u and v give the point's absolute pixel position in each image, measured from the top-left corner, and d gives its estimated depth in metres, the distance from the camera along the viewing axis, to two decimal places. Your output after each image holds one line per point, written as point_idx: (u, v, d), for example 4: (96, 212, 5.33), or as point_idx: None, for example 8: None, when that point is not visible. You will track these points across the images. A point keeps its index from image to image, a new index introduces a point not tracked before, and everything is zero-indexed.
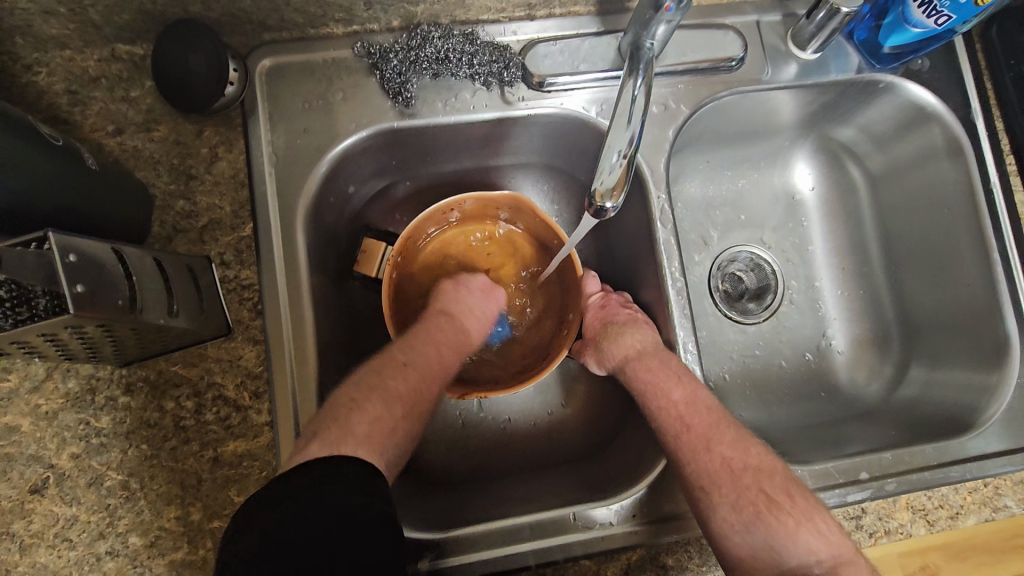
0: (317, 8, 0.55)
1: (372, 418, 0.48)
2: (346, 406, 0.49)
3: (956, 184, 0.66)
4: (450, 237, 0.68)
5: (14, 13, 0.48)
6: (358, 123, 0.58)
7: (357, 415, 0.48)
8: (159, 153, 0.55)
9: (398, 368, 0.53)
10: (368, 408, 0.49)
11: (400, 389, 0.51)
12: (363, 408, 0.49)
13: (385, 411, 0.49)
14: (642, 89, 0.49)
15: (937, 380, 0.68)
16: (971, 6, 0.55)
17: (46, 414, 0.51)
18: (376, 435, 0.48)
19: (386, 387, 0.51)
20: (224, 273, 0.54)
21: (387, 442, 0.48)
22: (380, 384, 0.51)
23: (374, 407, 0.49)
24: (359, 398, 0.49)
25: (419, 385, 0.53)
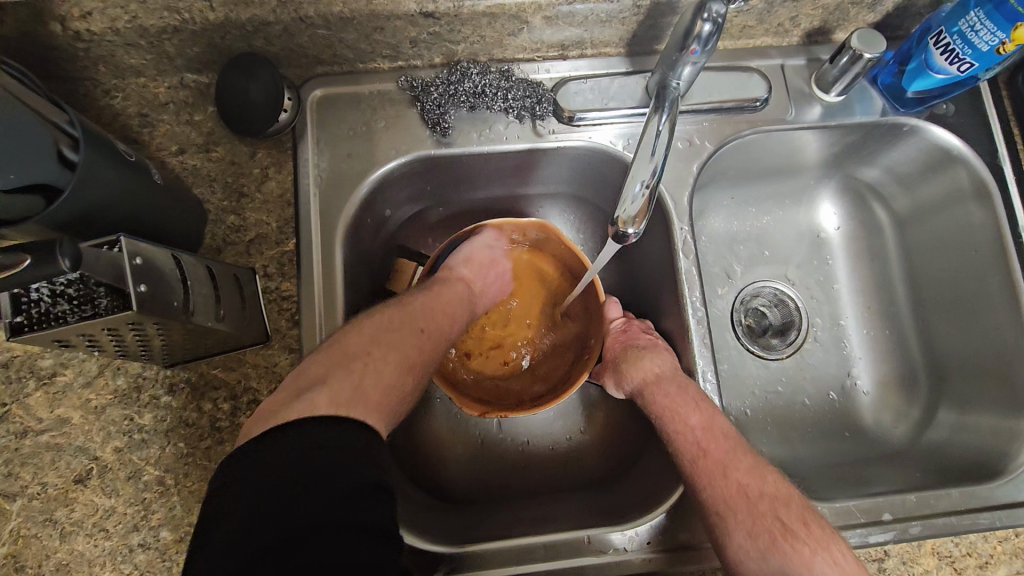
0: (367, 45, 0.60)
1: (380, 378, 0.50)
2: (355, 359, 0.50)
3: (983, 226, 0.66)
4: None
5: (101, 44, 0.54)
6: (398, 150, 0.62)
7: (362, 371, 0.50)
8: (215, 172, 0.60)
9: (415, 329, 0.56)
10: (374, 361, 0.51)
11: (407, 354, 0.54)
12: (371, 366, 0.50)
13: (392, 373, 0.52)
14: (667, 124, 0.52)
15: (967, 423, 0.67)
16: (993, 55, 0.56)
17: (95, 408, 0.54)
18: (380, 396, 0.49)
19: (398, 349, 0.53)
20: (267, 284, 0.58)
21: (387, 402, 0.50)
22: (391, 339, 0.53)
23: (384, 368, 0.51)
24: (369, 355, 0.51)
25: (426, 353, 0.56)
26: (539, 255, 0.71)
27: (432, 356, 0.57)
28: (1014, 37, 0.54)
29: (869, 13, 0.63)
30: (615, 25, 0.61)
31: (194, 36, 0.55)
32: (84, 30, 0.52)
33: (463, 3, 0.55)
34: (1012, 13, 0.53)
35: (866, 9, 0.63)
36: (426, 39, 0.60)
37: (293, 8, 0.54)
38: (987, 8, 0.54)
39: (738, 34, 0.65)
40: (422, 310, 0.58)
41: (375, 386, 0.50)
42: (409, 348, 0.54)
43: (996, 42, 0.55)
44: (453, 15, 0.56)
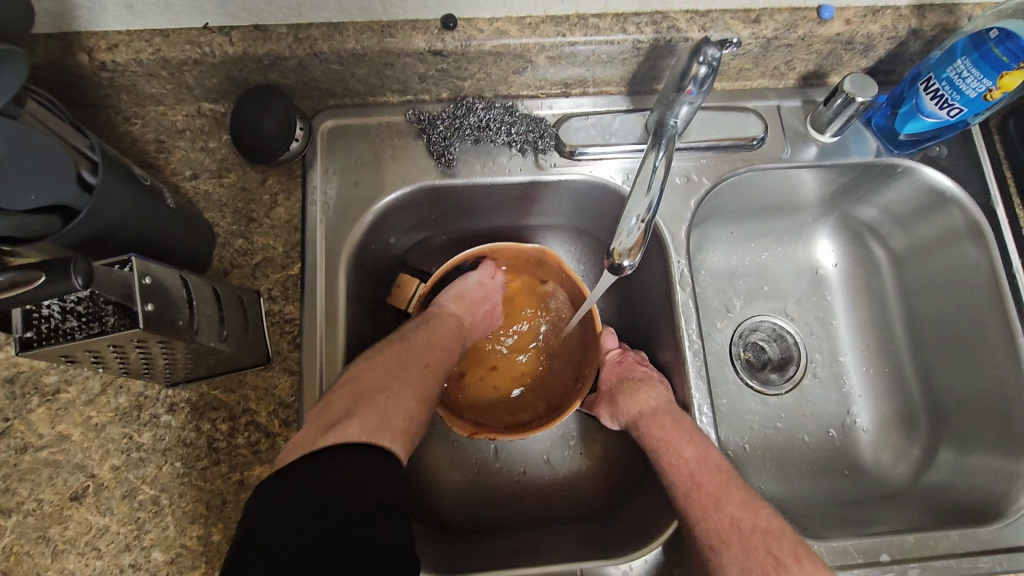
0: (377, 79, 0.62)
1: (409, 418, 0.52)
2: (388, 398, 0.52)
3: (978, 267, 0.67)
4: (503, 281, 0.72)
5: (125, 74, 0.57)
6: (403, 180, 0.64)
7: (393, 408, 0.51)
8: (226, 197, 0.62)
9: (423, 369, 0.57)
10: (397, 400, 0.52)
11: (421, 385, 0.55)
12: (392, 397, 0.52)
13: (416, 411, 0.53)
14: (663, 160, 0.54)
15: (969, 464, 0.66)
16: (981, 100, 0.58)
17: (95, 425, 0.55)
18: (402, 424, 0.51)
19: (411, 383, 0.54)
20: (271, 307, 0.59)
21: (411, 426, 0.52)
22: (407, 378, 0.55)
23: (403, 403, 0.53)
24: (394, 391, 0.53)
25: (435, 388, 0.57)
26: (551, 290, 0.72)
27: (440, 391, 0.58)
28: (999, 84, 0.56)
29: (862, 59, 0.66)
30: (616, 65, 0.63)
31: (213, 68, 0.58)
32: (109, 61, 0.55)
33: (470, 43, 0.58)
34: (997, 62, 0.56)
35: (858, 55, 0.65)
36: (434, 76, 0.62)
37: (308, 44, 0.57)
38: (972, 57, 0.57)
39: (735, 76, 0.67)
40: (427, 348, 0.59)
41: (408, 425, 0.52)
42: (421, 385, 0.55)
43: (983, 88, 0.57)
44: (461, 53, 0.59)
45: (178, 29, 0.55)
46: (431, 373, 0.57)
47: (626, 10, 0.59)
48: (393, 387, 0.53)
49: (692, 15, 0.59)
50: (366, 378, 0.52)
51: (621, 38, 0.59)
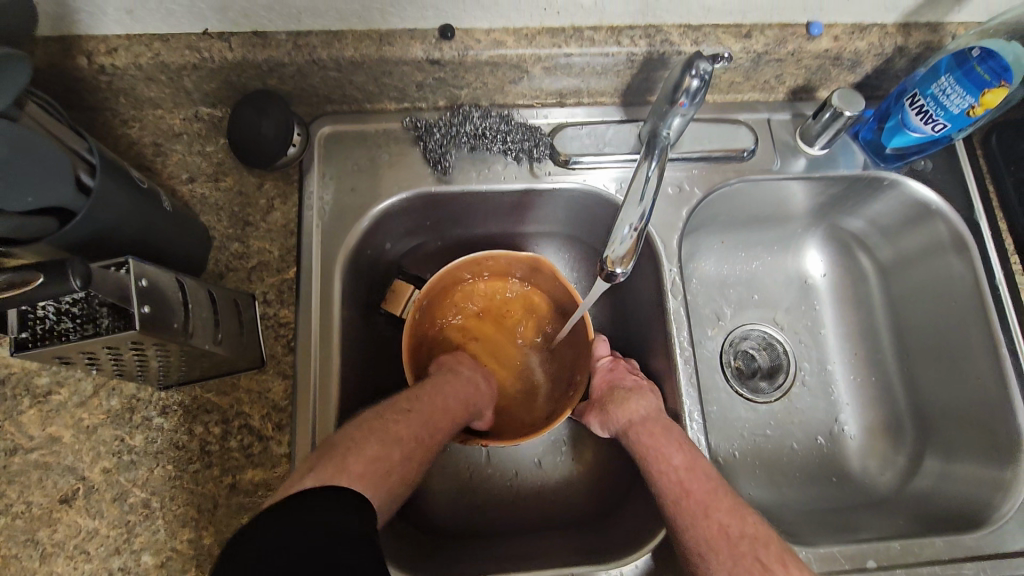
0: (375, 87, 0.63)
1: (381, 472, 0.50)
2: (363, 455, 0.50)
3: (962, 279, 0.68)
4: (493, 292, 0.73)
5: (123, 78, 0.57)
6: (400, 186, 0.65)
7: (363, 463, 0.49)
8: (223, 201, 0.62)
9: (404, 414, 0.55)
10: (367, 449, 0.51)
11: (402, 438, 0.53)
12: (361, 450, 0.50)
13: (391, 464, 0.51)
14: (655, 170, 0.54)
15: (953, 473, 0.67)
16: (964, 116, 0.60)
17: (87, 427, 0.55)
18: (369, 467, 0.50)
19: (384, 431, 0.53)
20: (266, 310, 0.59)
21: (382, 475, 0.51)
22: (383, 426, 0.53)
23: (371, 450, 0.51)
24: (370, 449, 0.51)
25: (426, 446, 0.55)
26: (540, 298, 0.73)
27: (432, 436, 0.56)
28: (981, 101, 0.58)
29: (850, 74, 0.67)
30: (610, 77, 0.64)
31: (212, 74, 0.58)
32: (108, 64, 0.56)
33: (468, 52, 0.59)
34: (980, 79, 0.57)
35: (846, 70, 0.66)
36: (432, 84, 0.63)
37: (307, 51, 0.57)
38: (956, 74, 0.58)
39: (727, 89, 0.69)
40: (411, 395, 0.57)
41: (378, 479, 0.50)
42: (399, 431, 0.54)
43: (966, 105, 0.59)
44: (458, 62, 0.60)
45: (177, 34, 0.56)
46: (413, 417, 0.55)
47: (620, 23, 0.60)
48: (364, 442, 0.51)
49: (685, 30, 0.61)
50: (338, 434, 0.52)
51: (615, 50, 0.60)
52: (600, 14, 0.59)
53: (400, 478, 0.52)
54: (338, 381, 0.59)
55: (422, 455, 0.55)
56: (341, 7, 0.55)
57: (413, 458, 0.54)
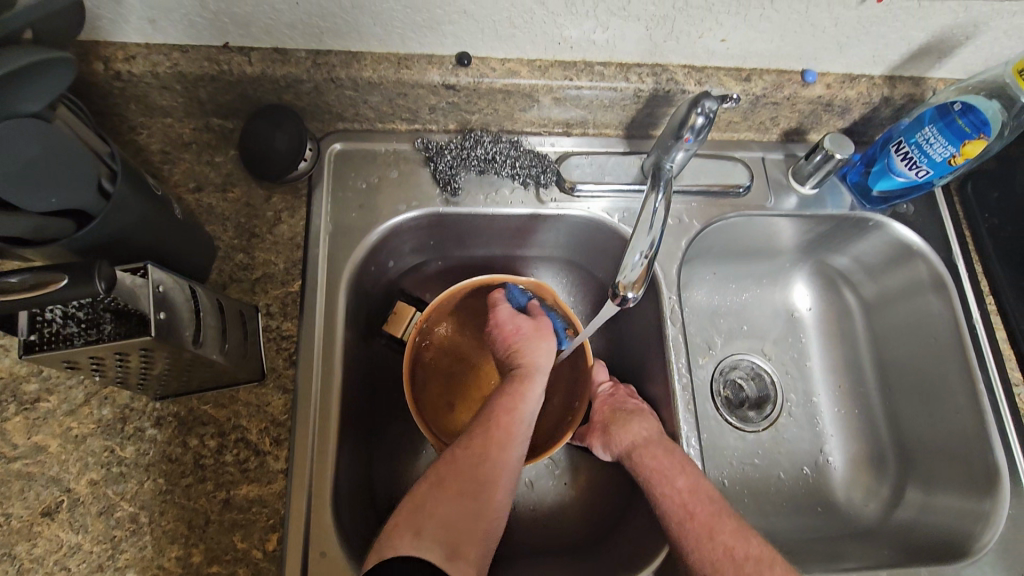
0: (388, 108, 0.64)
1: (430, 520, 0.50)
2: (406, 515, 0.51)
3: (941, 315, 0.71)
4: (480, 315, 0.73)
5: (138, 85, 0.58)
6: (408, 205, 0.66)
7: (406, 519, 0.51)
8: (229, 211, 0.62)
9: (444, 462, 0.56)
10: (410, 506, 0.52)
11: (435, 481, 0.54)
12: (405, 513, 0.52)
13: (433, 509, 0.51)
14: (663, 202, 0.56)
15: (934, 504, 0.69)
16: (946, 164, 0.64)
17: (75, 437, 0.53)
18: (411, 523, 0.50)
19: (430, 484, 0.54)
20: (268, 323, 0.59)
21: (426, 521, 0.51)
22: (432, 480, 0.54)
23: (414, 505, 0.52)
24: (414, 505, 0.52)
25: (468, 466, 0.55)
26: None
27: (463, 471, 0.54)
28: (963, 151, 0.62)
29: (839, 120, 0.71)
30: (616, 110, 0.67)
31: (228, 86, 0.59)
32: (125, 71, 0.56)
33: (483, 79, 0.61)
34: (961, 131, 0.61)
35: (836, 116, 0.70)
36: (444, 107, 0.64)
37: (326, 70, 0.58)
38: (938, 125, 0.62)
39: (724, 128, 0.72)
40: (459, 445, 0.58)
41: (417, 526, 0.50)
42: (437, 479, 0.54)
43: (948, 154, 0.63)
44: (472, 89, 0.61)
45: (197, 45, 0.56)
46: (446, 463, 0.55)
47: (629, 60, 0.63)
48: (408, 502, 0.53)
49: (690, 70, 0.64)
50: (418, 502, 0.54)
51: (623, 86, 0.63)
52: (611, 52, 0.61)
53: (450, 513, 0.51)
54: (339, 397, 0.58)
55: (464, 480, 0.54)
56: (363, 30, 0.56)
57: (453, 491, 0.53)
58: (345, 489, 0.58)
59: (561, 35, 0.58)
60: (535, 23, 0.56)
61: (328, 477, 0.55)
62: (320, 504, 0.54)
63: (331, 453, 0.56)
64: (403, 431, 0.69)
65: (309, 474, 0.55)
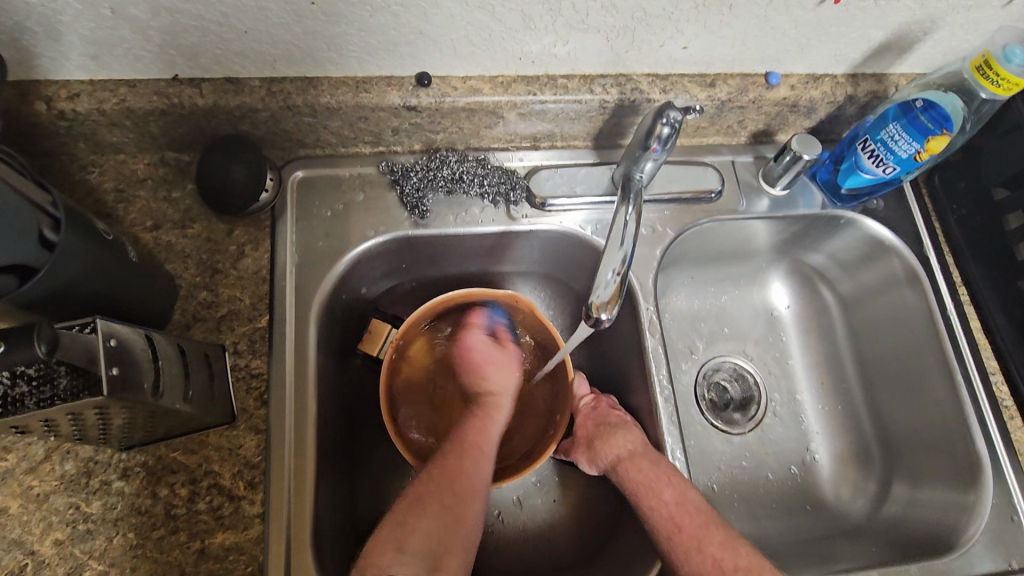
0: (350, 132, 0.63)
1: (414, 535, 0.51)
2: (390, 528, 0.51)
3: (916, 310, 0.72)
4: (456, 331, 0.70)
5: (85, 123, 0.55)
6: (376, 230, 0.64)
7: (385, 537, 0.51)
8: (190, 248, 0.60)
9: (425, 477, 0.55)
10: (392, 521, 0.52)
11: (416, 498, 0.54)
12: (386, 528, 0.52)
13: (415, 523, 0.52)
14: (633, 214, 0.56)
15: (919, 498, 0.69)
16: (911, 160, 0.64)
17: (37, 496, 0.51)
18: (396, 537, 0.51)
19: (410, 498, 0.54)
20: (236, 362, 0.57)
21: (412, 534, 0.51)
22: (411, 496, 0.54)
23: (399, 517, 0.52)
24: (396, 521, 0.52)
25: (451, 482, 0.55)
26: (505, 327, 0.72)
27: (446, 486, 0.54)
28: (927, 147, 0.62)
29: (805, 120, 0.71)
30: (583, 122, 0.66)
31: (180, 119, 0.57)
32: (69, 110, 0.54)
33: (444, 99, 0.59)
34: (924, 127, 0.61)
35: (802, 116, 0.70)
36: (408, 129, 0.63)
37: (282, 97, 0.57)
38: (902, 122, 0.62)
39: (692, 133, 0.72)
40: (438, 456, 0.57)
41: (400, 541, 0.50)
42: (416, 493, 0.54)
43: (913, 150, 0.63)
44: (435, 109, 0.60)
45: (145, 79, 0.54)
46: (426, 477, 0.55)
47: (593, 72, 0.62)
48: (389, 518, 0.53)
49: (653, 78, 0.63)
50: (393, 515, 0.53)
51: (588, 98, 0.62)
52: (573, 65, 0.61)
53: (432, 527, 0.52)
54: (315, 434, 0.57)
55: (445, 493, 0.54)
56: (318, 55, 0.55)
57: (435, 506, 0.53)
58: (326, 527, 0.56)
59: (521, 51, 0.57)
60: (494, 40, 0.55)
61: (307, 517, 0.54)
62: (300, 547, 0.53)
63: (309, 494, 0.54)
64: (385, 459, 0.68)
65: (287, 517, 0.53)
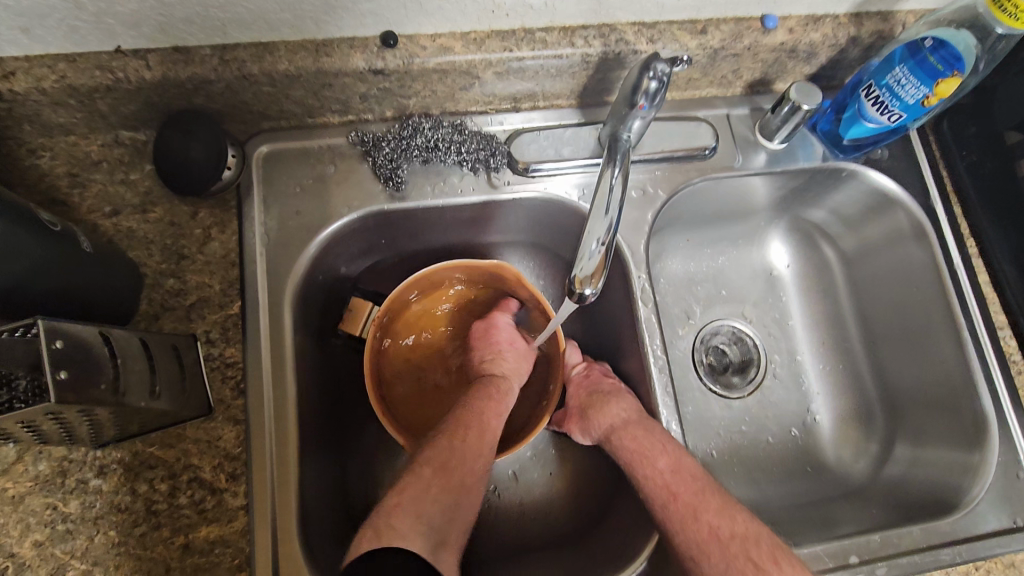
0: (315, 100, 0.58)
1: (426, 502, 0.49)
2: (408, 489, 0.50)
3: (922, 265, 0.68)
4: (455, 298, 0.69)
5: (25, 104, 0.51)
6: (350, 206, 0.61)
7: (405, 496, 0.49)
8: (153, 233, 0.56)
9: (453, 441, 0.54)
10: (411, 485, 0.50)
11: (422, 482, 0.50)
12: (402, 489, 0.50)
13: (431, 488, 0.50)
14: (620, 177, 0.52)
15: (923, 458, 0.68)
16: (919, 106, 0.60)
17: (12, 498, 0.49)
18: (408, 504, 0.48)
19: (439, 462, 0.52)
20: (209, 351, 0.54)
21: (430, 504, 0.49)
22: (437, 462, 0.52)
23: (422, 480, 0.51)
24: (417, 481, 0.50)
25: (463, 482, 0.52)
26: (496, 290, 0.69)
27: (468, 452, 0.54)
28: (936, 91, 0.58)
29: (805, 66, 0.66)
30: (566, 79, 0.61)
31: (129, 95, 0.53)
32: (5, 90, 0.49)
33: (413, 60, 0.55)
34: (933, 70, 0.57)
35: (801, 62, 0.65)
36: (377, 95, 0.59)
37: (236, 66, 0.52)
38: (909, 64, 0.58)
39: (684, 86, 0.67)
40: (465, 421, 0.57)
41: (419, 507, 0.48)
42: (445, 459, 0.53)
43: (921, 95, 0.58)
44: (404, 71, 0.56)
45: (85, 53, 0.50)
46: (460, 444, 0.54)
47: (573, 23, 0.57)
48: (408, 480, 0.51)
49: (640, 27, 0.58)
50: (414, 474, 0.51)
51: (569, 52, 0.57)
52: (551, 16, 0.56)
53: (449, 503, 0.50)
54: (297, 423, 0.55)
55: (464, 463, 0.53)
56: (271, 18, 0.50)
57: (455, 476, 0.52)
58: (315, 513, 0.55)
59: (493, 2, 0.53)
60: None
61: (293, 506, 0.52)
62: (288, 536, 0.52)
63: (294, 482, 0.53)
64: (375, 441, 0.66)
65: (272, 507, 0.52)
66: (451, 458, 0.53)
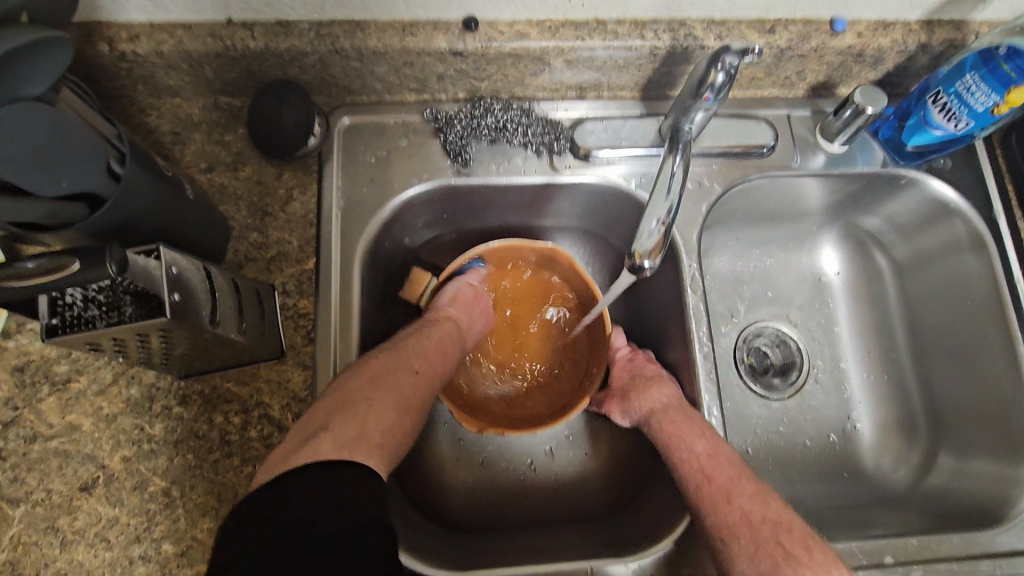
0: (395, 78, 0.63)
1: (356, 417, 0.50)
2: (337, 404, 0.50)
3: (979, 277, 0.68)
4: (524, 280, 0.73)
5: (144, 65, 0.57)
6: (420, 178, 0.65)
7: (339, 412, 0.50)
8: (242, 190, 0.62)
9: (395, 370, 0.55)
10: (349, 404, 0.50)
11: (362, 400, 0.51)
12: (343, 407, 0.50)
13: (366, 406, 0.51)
14: (680, 165, 0.54)
15: (967, 470, 0.67)
16: (988, 114, 0.60)
17: (106, 416, 0.55)
18: (361, 437, 0.49)
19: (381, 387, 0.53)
20: (285, 301, 0.59)
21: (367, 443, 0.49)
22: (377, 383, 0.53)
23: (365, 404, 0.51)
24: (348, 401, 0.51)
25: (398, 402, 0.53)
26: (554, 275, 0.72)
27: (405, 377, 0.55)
28: (1008, 99, 0.58)
29: (870, 71, 0.67)
30: (632, 71, 0.64)
31: (232, 62, 0.58)
32: (130, 51, 0.55)
33: (491, 44, 0.58)
34: (1006, 78, 0.57)
35: (868, 67, 0.66)
36: (452, 75, 0.62)
37: (330, 41, 0.57)
38: (982, 72, 0.58)
39: (747, 84, 0.69)
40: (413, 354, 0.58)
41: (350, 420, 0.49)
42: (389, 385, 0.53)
43: (992, 103, 0.59)
44: (480, 54, 0.59)
45: (199, 21, 0.56)
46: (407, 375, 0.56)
47: (645, 16, 0.60)
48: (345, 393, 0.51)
49: (709, 24, 0.60)
50: (348, 389, 0.52)
51: (638, 44, 0.60)
52: (624, 9, 0.59)
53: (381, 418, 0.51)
54: None
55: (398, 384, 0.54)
56: None
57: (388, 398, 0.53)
58: None
59: None
60: None
61: None
62: None
63: None
64: None
65: None
66: (392, 381, 0.54)
